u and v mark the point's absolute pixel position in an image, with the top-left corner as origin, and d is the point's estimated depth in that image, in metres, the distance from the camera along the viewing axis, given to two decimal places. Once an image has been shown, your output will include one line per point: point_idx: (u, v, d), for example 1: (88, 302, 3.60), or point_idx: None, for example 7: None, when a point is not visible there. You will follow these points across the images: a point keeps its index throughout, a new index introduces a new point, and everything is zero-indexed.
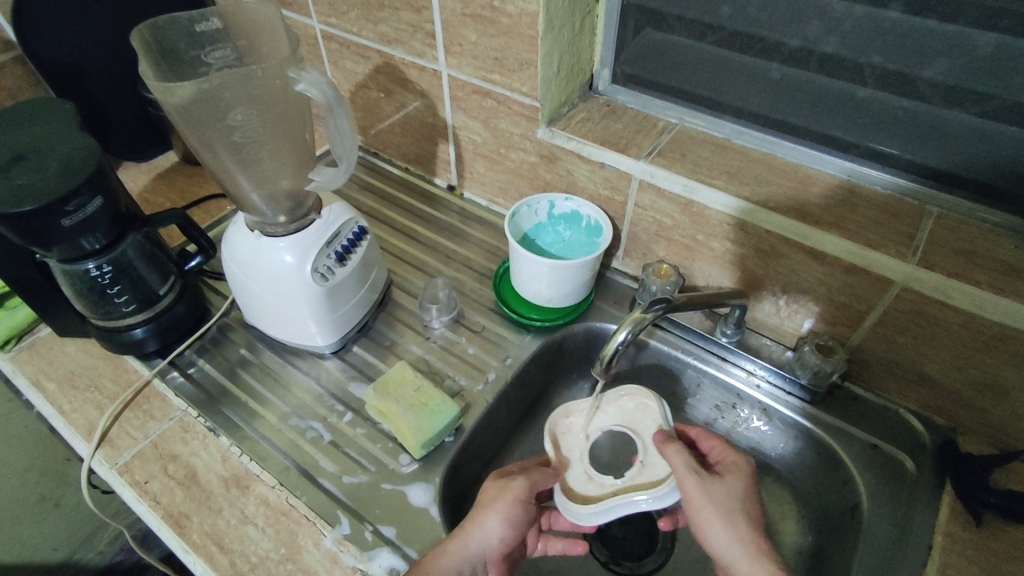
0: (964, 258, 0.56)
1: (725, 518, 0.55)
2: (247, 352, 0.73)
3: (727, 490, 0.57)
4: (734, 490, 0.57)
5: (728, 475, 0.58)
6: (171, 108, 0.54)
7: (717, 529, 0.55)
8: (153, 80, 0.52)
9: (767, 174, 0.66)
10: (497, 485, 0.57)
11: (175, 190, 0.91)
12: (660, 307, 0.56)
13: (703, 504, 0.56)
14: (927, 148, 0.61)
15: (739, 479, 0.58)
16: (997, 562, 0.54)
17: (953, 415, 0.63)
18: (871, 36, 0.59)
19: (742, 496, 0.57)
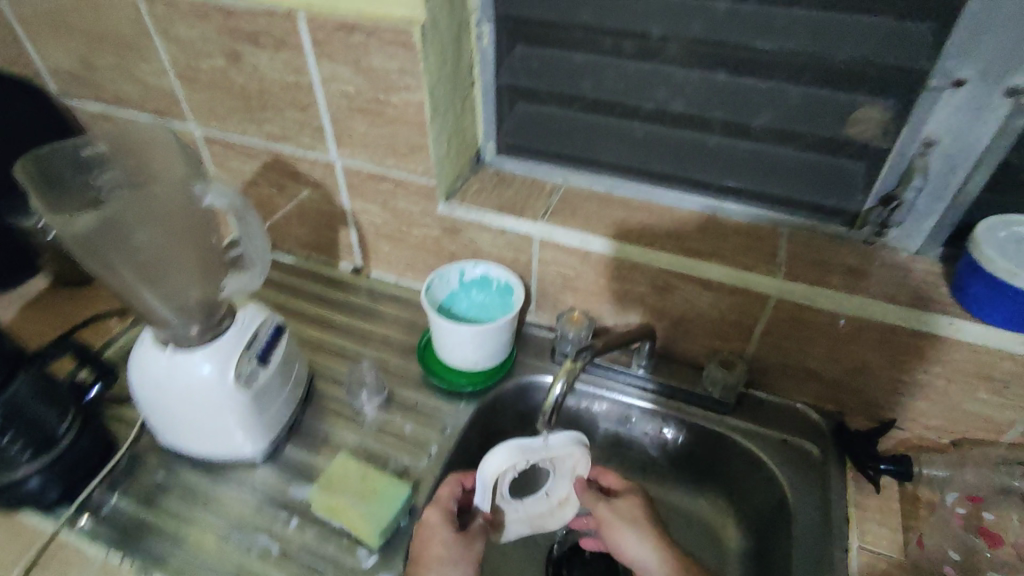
0: (817, 268, 0.67)
1: (639, 530, 0.64)
2: (167, 477, 0.68)
3: (629, 504, 0.65)
4: (641, 509, 0.65)
5: (631, 497, 0.66)
6: (68, 238, 0.53)
7: (628, 539, 0.63)
8: (50, 215, 0.52)
9: (648, 220, 0.75)
10: (460, 541, 0.60)
11: (53, 317, 0.84)
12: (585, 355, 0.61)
13: (619, 524, 0.64)
14: (771, 180, 0.72)
15: (639, 500, 0.66)
16: (898, 519, 0.65)
17: (841, 402, 0.72)
18: (709, 94, 0.70)
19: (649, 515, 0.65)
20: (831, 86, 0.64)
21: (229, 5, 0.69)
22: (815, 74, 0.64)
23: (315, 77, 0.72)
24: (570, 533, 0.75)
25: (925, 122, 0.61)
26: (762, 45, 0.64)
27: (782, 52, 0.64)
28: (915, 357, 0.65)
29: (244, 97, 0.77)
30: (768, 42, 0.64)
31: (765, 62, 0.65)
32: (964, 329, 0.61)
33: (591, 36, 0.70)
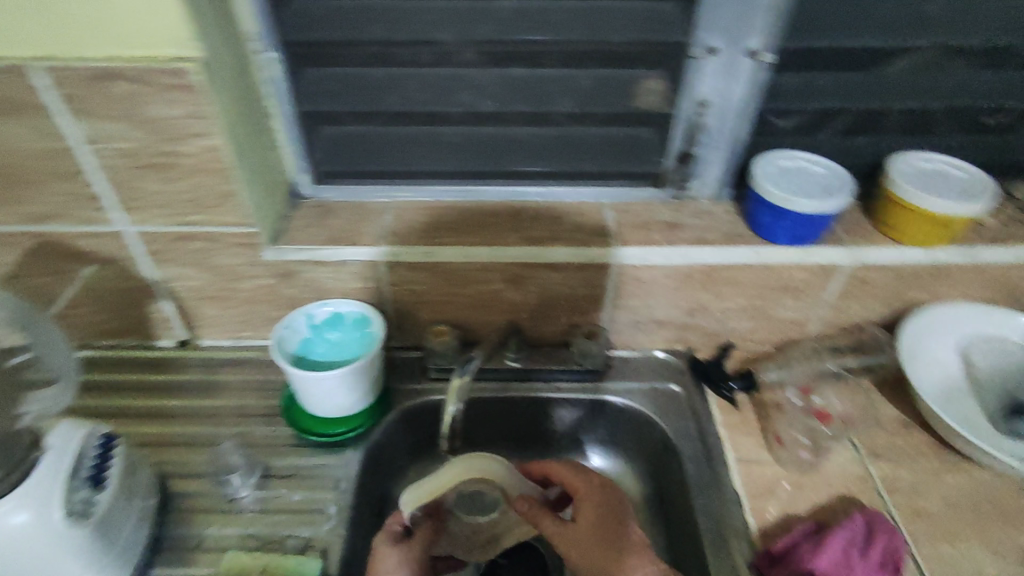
0: (641, 230, 0.74)
1: (592, 537, 0.63)
2: None
3: (588, 518, 0.64)
4: (587, 512, 0.64)
5: (579, 502, 0.65)
6: None
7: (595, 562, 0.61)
8: None
9: (484, 218, 0.77)
10: (398, 552, 0.61)
11: None
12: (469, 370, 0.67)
13: (572, 536, 0.63)
14: (583, 159, 0.77)
15: (591, 499, 0.65)
16: (759, 423, 0.73)
17: (690, 341, 0.80)
18: (509, 90, 0.72)
19: (600, 515, 0.64)
20: (614, 67, 0.70)
21: None
22: (598, 60, 0.70)
23: (77, 138, 0.61)
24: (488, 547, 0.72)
25: (697, 87, 0.70)
26: (551, 37, 0.68)
27: (568, 41, 0.68)
28: (736, 286, 0.74)
29: None
30: (555, 35, 0.68)
31: (554, 53, 0.69)
32: (765, 254, 0.72)
33: (383, 50, 0.69)
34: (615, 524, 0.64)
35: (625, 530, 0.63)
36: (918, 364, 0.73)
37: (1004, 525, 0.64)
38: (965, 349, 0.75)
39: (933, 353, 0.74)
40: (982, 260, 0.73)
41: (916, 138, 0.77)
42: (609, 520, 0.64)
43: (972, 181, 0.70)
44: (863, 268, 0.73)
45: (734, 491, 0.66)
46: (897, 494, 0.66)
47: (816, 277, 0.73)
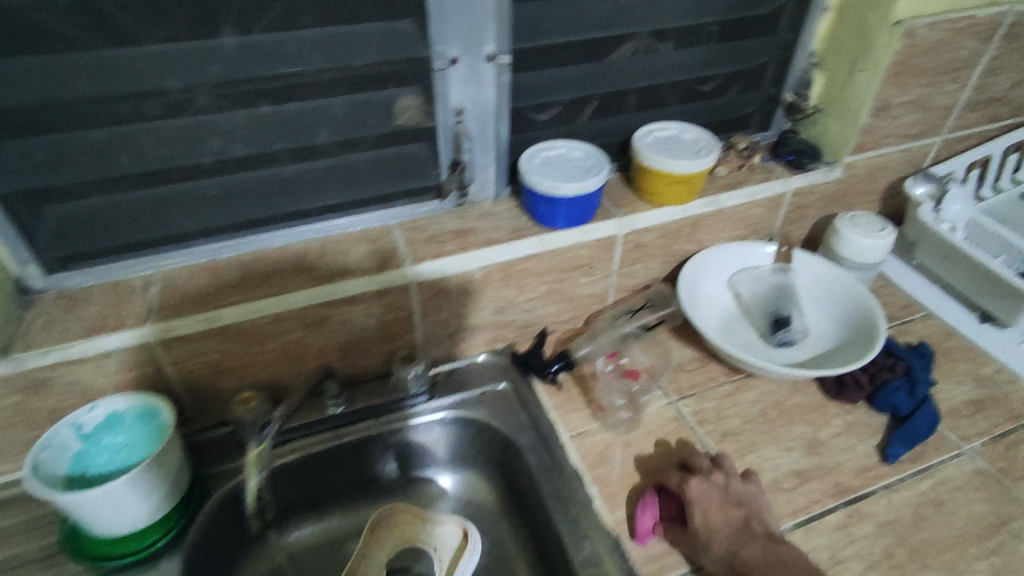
0: (432, 244, 0.75)
1: (697, 534, 0.61)
2: None
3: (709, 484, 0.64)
4: (699, 512, 0.61)
5: (689, 496, 0.63)
6: None
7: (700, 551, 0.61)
8: None
9: (268, 266, 0.71)
10: None
11: None
12: (274, 437, 0.70)
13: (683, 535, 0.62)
14: (358, 186, 0.75)
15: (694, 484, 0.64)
16: (583, 398, 0.78)
17: (506, 337, 0.83)
18: (258, 129, 0.66)
19: (714, 497, 0.63)
20: (366, 90, 0.68)
21: None
22: (348, 84, 0.67)
23: None
24: None
25: (448, 97, 0.71)
26: (291, 69, 0.63)
27: (312, 71, 0.64)
28: (532, 276, 0.78)
29: None
30: (297, 65, 0.63)
31: (299, 85, 0.65)
32: (550, 240, 0.76)
33: (92, 108, 0.59)
34: (718, 516, 0.61)
35: (728, 521, 0.61)
36: (699, 305, 0.84)
37: (787, 421, 0.74)
38: (731, 283, 0.87)
39: (709, 292, 0.86)
40: (722, 205, 0.84)
41: (650, 111, 0.86)
42: (716, 509, 0.62)
43: (700, 140, 0.80)
44: (634, 233, 0.80)
45: (573, 467, 0.70)
46: (705, 423, 0.74)
47: (599, 251, 0.80)
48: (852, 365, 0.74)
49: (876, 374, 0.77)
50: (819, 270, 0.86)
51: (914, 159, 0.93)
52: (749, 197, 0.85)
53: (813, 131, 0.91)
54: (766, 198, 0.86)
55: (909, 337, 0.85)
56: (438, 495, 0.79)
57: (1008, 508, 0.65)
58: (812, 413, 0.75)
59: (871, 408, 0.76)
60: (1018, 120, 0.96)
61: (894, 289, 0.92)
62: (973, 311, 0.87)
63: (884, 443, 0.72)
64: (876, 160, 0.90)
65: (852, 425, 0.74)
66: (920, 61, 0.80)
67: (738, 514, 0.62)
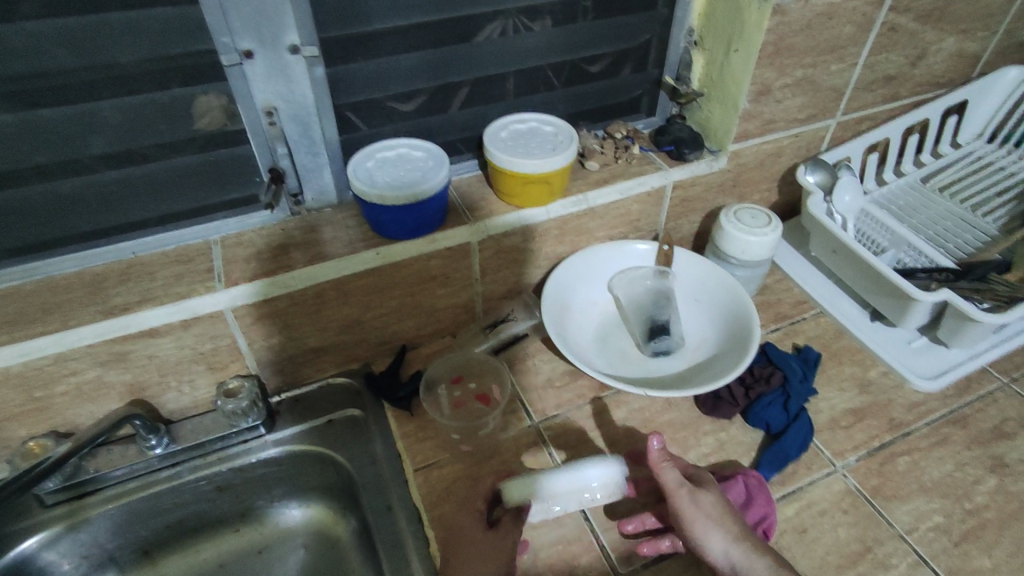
0: (254, 261, 0.66)
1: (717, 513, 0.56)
2: None
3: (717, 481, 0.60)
4: (717, 491, 0.57)
5: (705, 477, 0.59)
6: None
7: (720, 533, 0.55)
8: None
9: (53, 296, 0.62)
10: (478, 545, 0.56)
11: None
12: (46, 492, 0.63)
13: (698, 505, 0.56)
14: (163, 200, 0.65)
15: (706, 474, 0.60)
16: (434, 422, 0.70)
17: (360, 356, 0.75)
18: (7, 143, 0.56)
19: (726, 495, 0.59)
20: (145, 91, 0.58)
21: None
22: (115, 85, 0.57)
23: None
24: None
25: (253, 96, 0.62)
26: (37, 70, 0.54)
27: (66, 71, 0.54)
28: (374, 292, 0.70)
29: None
30: (43, 65, 0.54)
31: (51, 88, 0.55)
32: (389, 252, 0.68)
33: None
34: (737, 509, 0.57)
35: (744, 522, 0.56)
36: (571, 313, 0.77)
37: (653, 442, 0.69)
38: (610, 285, 0.80)
39: (585, 298, 0.79)
40: (592, 203, 0.76)
41: (513, 100, 0.77)
42: (729, 502, 0.58)
43: (560, 133, 0.73)
44: (491, 239, 0.73)
45: (414, 507, 0.63)
46: (566, 447, 0.68)
47: (452, 261, 0.72)
48: (725, 376, 0.68)
49: (753, 386, 0.72)
50: (705, 270, 0.80)
51: (809, 144, 0.86)
52: (622, 192, 0.77)
53: (698, 117, 0.84)
54: (642, 193, 0.79)
55: (795, 340, 0.79)
56: (286, 532, 0.72)
57: (873, 532, 0.61)
58: (682, 431, 0.70)
59: (745, 424, 0.70)
60: (924, 97, 0.89)
61: (788, 284, 0.87)
62: (865, 308, 0.82)
63: (755, 464, 0.66)
64: (765, 147, 0.83)
65: (723, 442, 0.69)
66: (796, 40, 0.73)
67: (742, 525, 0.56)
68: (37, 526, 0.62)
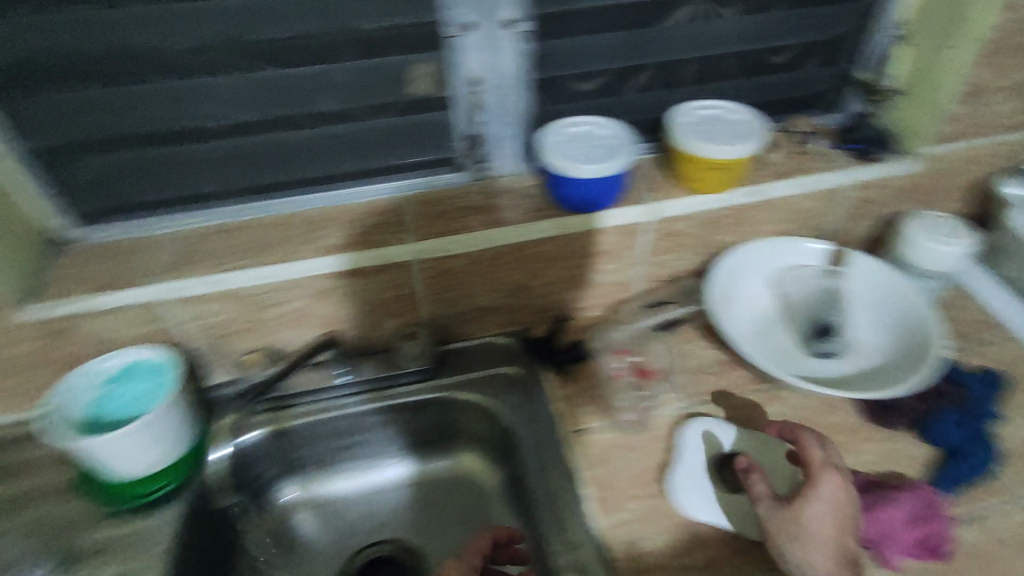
0: (442, 217, 0.71)
1: (808, 528, 0.55)
2: None
3: (846, 490, 0.57)
4: (818, 504, 0.55)
5: (820, 487, 0.56)
6: None
7: (799, 546, 0.54)
8: None
9: (277, 233, 0.69)
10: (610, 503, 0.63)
11: None
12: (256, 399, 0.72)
13: (787, 514, 0.56)
14: (369, 157, 0.71)
15: (834, 480, 0.57)
16: (589, 392, 0.73)
17: (519, 320, 0.80)
18: (260, 93, 0.63)
19: (835, 514, 0.56)
20: (373, 57, 0.64)
21: None
22: (354, 49, 0.63)
23: None
24: (358, 557, 0.75)
25: (466, 66, 0.67)
26: (292, 32, 0.61)
27: (314, 36, 0.61)
28: (546, 260, 0.74)
29: None
30: (296, 28, 0.60)
31: (301, 48, 0.62)
32: (568, 222, 0.71)
33: (91, 67, 0.58)
34: (837, 532, 0.55)
35: (835, 546, 0.54)
36: (733, 304, 0.76)
37: None
38: (773, 282, 0.78)
39: (746, 290, 0.78)
40: (768, 195, 0.75)
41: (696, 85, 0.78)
42: (837, 518, 0.56)
43: (747, 120, 0.72)
44: (663, 221, 0.74)
45: (568, 466, 0.66)
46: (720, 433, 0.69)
47: (622, 239, 0.74)
48: (905, 388, 0.66)
49: (928, 400, 0.68)
50: (878, 278, 0.78)
51: (1014, 154, 0.80)
52: (800, 187, 0.76)
53: (891, 116, 0.80)
54: (821, 190, 0.77)
55: (978, 359, 0.74)
56: (438, 473, 0.79)
57: None
58: (844, 436, 0.68)
59: (915, 438, 0.67)
60: None
61: (971, 301, 0.81)
62: None
63: (924, 480, 0.63)
64: (963, 153, 0.78)
65: (890, 453, 0.66)
66: (1018, 38, 0.69)
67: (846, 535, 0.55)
68: (245, 431, 0.72)
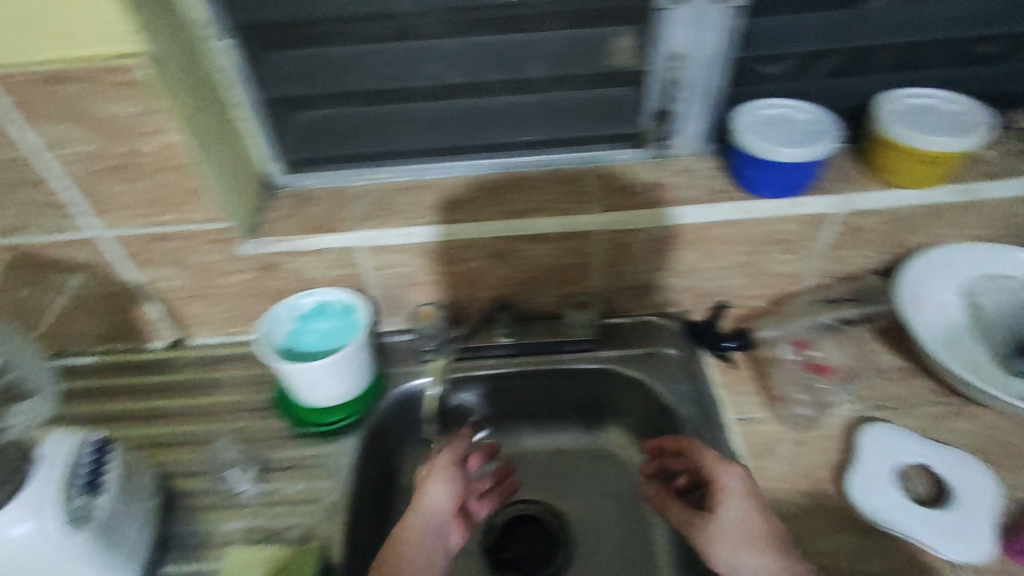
0: (623, 193, 0.73)
1: (719, 526, 0.56)
2: None
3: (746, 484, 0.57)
4: (720, 502, 0.57)
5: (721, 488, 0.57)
6: None
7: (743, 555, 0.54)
8: None
9: (465, 192, 0.74)
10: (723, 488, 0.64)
11: None
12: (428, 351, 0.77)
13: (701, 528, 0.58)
14: (560, 125, 0.74)
15: (728, 486, 0.57)
16: (753, 383, 0.72)
17: (680, 302, 0.79)
18: (473, 60, 0.68)
19: (743, 504, 0.56)
20: (582, 27, 0.66)
21: None
22: (564, 20, 0.65)
23: (36, 145, 0.59)
24: (505, 512, 0.79)
25: (669, 41, 0.66)
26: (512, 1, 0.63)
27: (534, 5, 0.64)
28: (722, 243, 0.72)
29: None
30: None
31: (517, 17, 0.65)
32: (753, 208, 0.69)
33: (336, 27, 0.65)
34: (756, 524, 0.55)
35: (758, 533, 0.55)
36: (922, 311, 0.71)
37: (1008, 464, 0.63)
38: (967, 290, 0.72)
39: (936, 298, 0.72)
40: (978, 196, 0.69)
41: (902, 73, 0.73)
42: (750, 509, 0.56)
43: (964, 112, 0.66)
44: (855, 215, 0.70)
45: (733, 452, 0.67)
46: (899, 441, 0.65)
47: (807, 228, 0.71)
48: None
49: None
50: None
51: None
52: (1016, 190, 0.69)
53: None
54: None
55: None
56: (582, 443, 0.82)
57: None
58: None
59: None
60: None
61: None
62: None
63: None
64: None
65: None
66: None
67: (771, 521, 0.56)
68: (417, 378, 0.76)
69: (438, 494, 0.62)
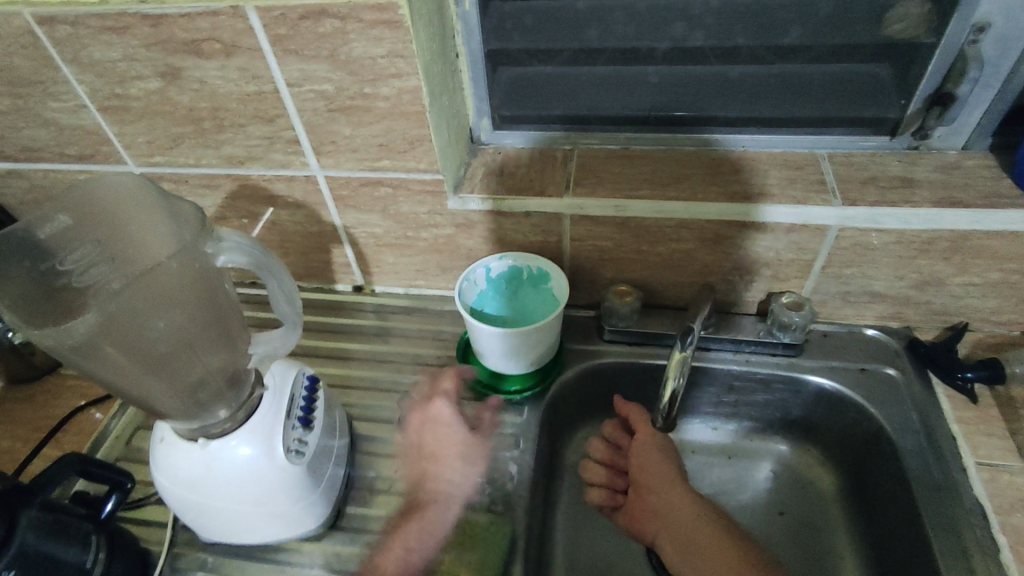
0: (871, 185, 0.63)
1: (650, 475, 0.65)
2: (215, 555, 0.60)
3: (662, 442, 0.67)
4: (646, 454, 0.66)
5: (641, 447, 0.67)
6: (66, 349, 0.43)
7: (660, 493, 0.64)
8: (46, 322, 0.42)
9: (680, 168, 0.68)
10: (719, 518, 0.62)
11: (33, 420, 0.70)
12: (611, 328, 0.73)
13: (641, 468, 0.66)
14: (801, 102, 0.66)
15: (648, 443, 0.67)
16: (996, 427, 0.63)
17: (907, 317, 0.69)
18: (728, 20, 0.63)
19: (660, 454, 0.66)
20: None
21: (149, 10, 0.55)
22: None
23: (282, 80, 0.59)
24: None
25: (976, 6, 0.56)
26: None
27: None
28: (986, 258, 0.62)
29: (192, 121, 0.64)
30: None
31: None
32: None
33: None
34: (665, 467, 0.65)
35: (665, 479, 0.64)
36: None
37: None
38: None
39: None
40: None
41: None
42: (663, 458, 0.66)
43: None
44: None
45: (975, 501, 0.58)
46: None
47: None
48: None
49: None
50: None
51: None
52: None
53: None
54: None
55: None
56: (759, 449, 0.75)
57: None
58: None
59: None
60: None
61: None
62: None
63: None
64: None
65: None
66: None
67: (673, 480, 0.64)
68: (599, 357, 0.73)
69: (457, 481, 0.63)
